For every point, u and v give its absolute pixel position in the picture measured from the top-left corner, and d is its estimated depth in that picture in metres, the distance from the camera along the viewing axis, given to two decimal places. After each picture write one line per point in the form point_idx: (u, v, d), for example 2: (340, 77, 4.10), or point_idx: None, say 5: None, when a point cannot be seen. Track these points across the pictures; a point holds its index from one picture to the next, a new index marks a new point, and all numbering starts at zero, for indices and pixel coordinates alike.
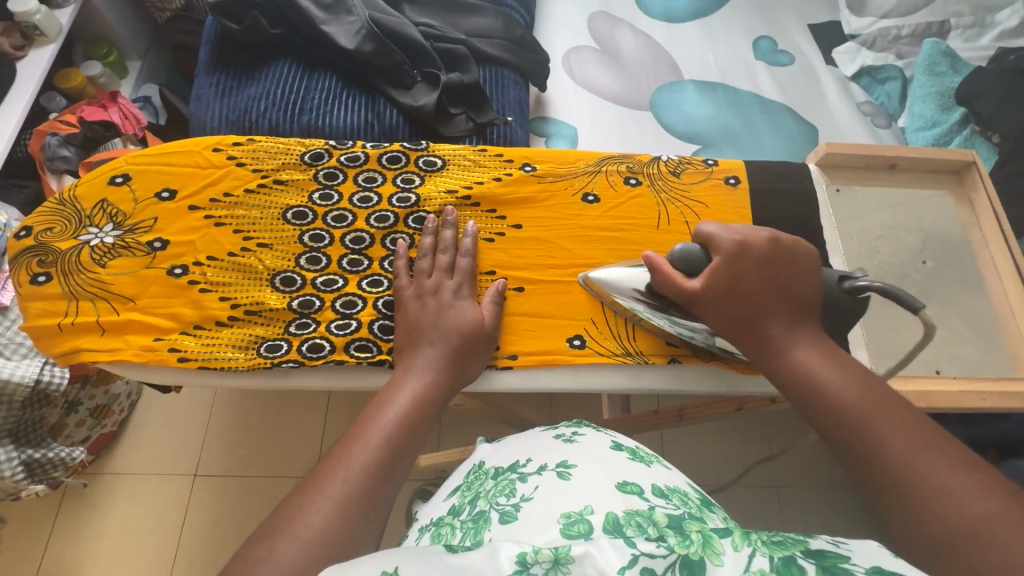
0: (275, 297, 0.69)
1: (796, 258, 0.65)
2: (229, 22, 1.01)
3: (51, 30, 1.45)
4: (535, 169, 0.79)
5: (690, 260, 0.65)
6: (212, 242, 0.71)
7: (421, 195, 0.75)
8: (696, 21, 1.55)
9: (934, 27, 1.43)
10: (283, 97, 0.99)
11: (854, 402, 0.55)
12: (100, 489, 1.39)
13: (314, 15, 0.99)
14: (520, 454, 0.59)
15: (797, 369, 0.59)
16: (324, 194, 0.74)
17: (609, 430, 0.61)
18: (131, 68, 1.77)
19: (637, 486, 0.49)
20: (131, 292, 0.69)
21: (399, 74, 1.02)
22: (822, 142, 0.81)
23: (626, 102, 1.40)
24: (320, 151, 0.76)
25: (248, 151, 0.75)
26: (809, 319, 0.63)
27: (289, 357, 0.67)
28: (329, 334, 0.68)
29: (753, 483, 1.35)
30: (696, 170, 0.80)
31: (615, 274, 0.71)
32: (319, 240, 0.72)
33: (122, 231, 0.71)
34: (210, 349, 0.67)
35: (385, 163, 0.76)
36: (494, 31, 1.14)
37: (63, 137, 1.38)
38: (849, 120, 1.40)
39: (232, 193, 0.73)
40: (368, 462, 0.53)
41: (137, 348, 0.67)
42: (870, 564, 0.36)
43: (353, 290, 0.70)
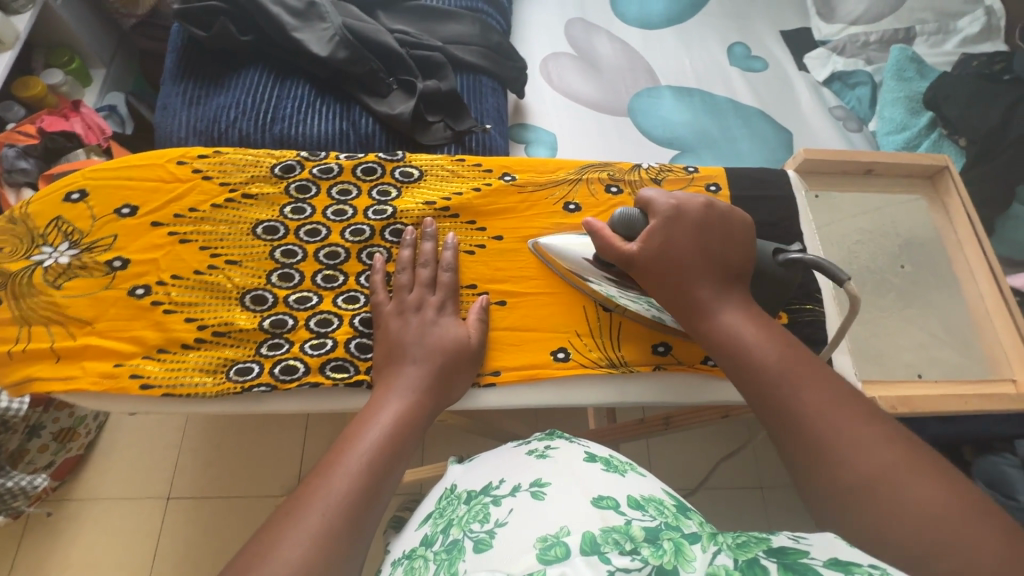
0: (245, 317, 0.66)
1: (728, 224, 0.63)
2: (195, 29, 0.98)
3: (8, 37, 1.40)
4: (515, 179, 0.77)
5: (631, 225, 0.64)
6: (177, 260, 0.68)
7: (397, 207, 0.73)
8: (671, 28, 1.57)
9: (900, 34, 1.46)
10: (252, 106, 0.96)
11: (774, 363, 0.54)
12: (65, 517, 1.33)
13: (284, 22, 0.97)
14: (491, 476, 0.58)
15: (724, 334, 0.58)
16: (296, 207, 0.71)
17: (582, 441, 0.61)
18: (95, 76, 1.71)
19: (612, 499, 0.48)
20: (90, 315, 0.65)
21: (374, 82, 1.00)
22: (801, 148, 0.82)
23: (604, 109, 1.41)
24: (292, 163, 0.73)
25: (214, 164, 0.72)
26: (737, 283, 0.61)
27: (262, 380, 0.64)
28: (304, 355, 0.66)
29: (738, 486, 1.35)
30: (677, 177, 0.80)
31: (565, 243, 0.71)
32: (292, 256, 0.69)
33: (79, 250, 0.68)
34: (176, 374, 0.64)
35: (360, 175, 0.74)
36: (470, 38, 1.13)
37: (22, 149, 1.31)
38: (822, 125, 1.42)
39: (198, 208, 0.70)
40: (348, 493, 0.50)
41: (95, 375, 0.63)
42: (827, 557, 0.38)
43: (329, 308, 0.68)
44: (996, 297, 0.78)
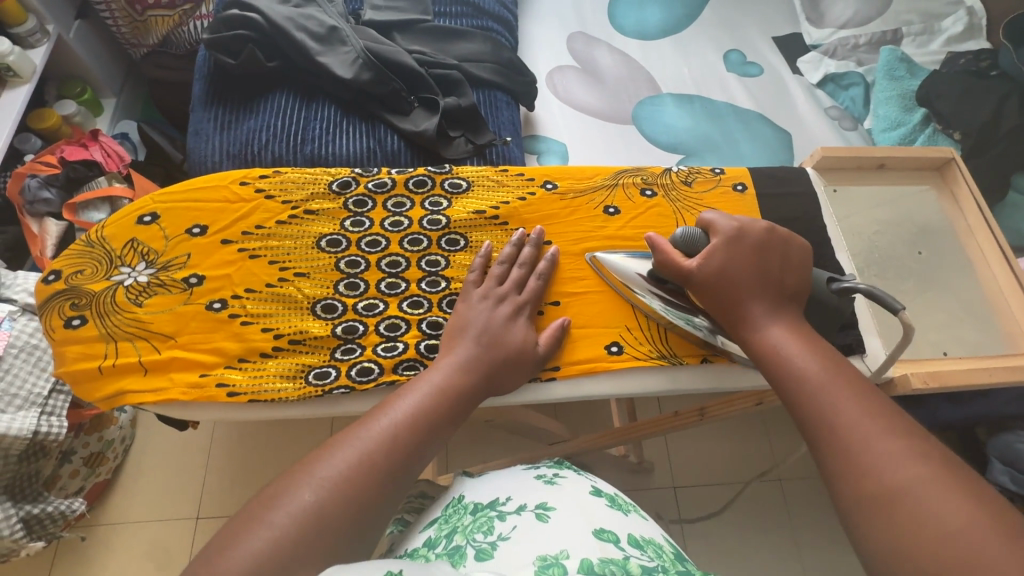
0: (319, 325, 0.69)
1: (788, 249, 0.68)
2: (223, 57, 1.01)
3: (25, 71, 1.43)
4: (556, 187, 0.81)
5: (691, 244, 0.69)
6: (249, 275, 0.71)
7: (451, 216, 0.77)
8: (669, 37, 1.63)
9: (888, 35, 1.52)
10: (283, 129, 0.99)
11: (814, 371, 0.56)
12: (96, 543, 1.33)
13: (309, 47, 1.01)
14: (499, 493, 0.66)
15: (769, 345, 0.61)
16: (355, 221, 0.75)
17: (590, 477, 0.70)
18: (106, 106, 1.75)
19: (612, 534, 0.58)
20: (171, 330, 0.68)
21: (397, 101, 1.04)
22: (818, 146, 0.86)
23: (611, 118, 1.46)
24: (348, 180, 0.76)
25: (275, 183, 0.75)
26: (789, 304, 0.65)
27: (340, 383, 0.67)
28: (377, 357, 0.68)
29: (757, 478, 1.39)
30: (706, 179, 0.84)
31: (624, 266, 0.74)
32: (356, 266, 0.73)
33: (155, 269, 0.71)
34: (259, 381, 0.67)
35: (413, 188, 0.77)
36: (484, 56, 1.18)
37: (44, 179, 1.34)
38: (818, 125, 1.49)
39: (264, 225, 0.73)
40: (374, 446, 0.53)
41: (184, 386, 0.66)
42: None
43: (396, 313, 0.71)
44: (1009, 277, 0.83)
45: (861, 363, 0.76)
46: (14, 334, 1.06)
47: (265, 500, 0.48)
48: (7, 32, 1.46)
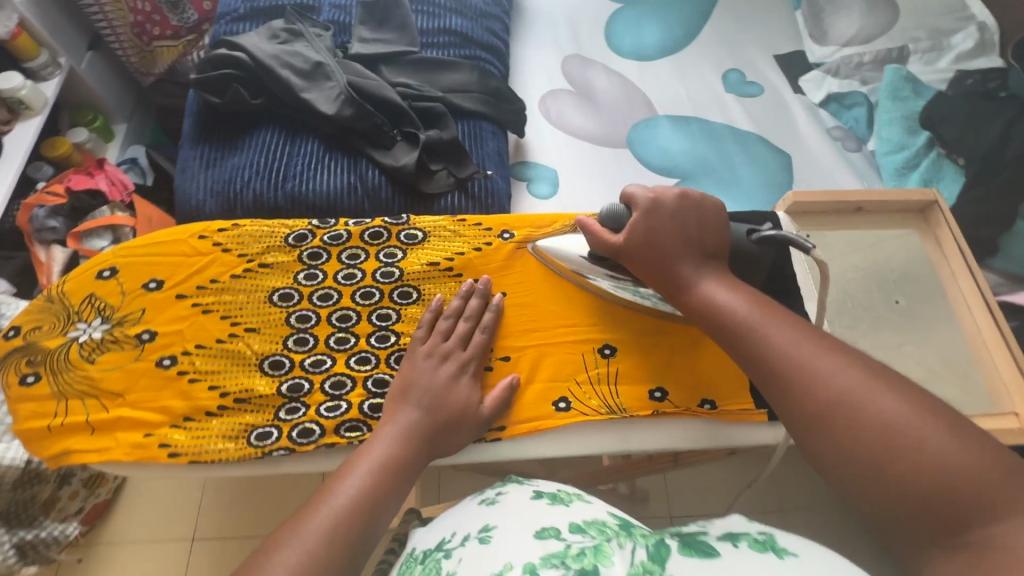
0: (264, 383, 0.70)
1: (703, 209, 0.71)
2: (210, 96, 1.04)
3: (37, 103, 1.48)
4: (513, 235, 0.81)
5: (616, 218, 0.73)
6: (200, 330, 0.72)
7: (404, 268, 0.77)
8: (666, 58, 1.61)
9: (894, 53, 1.47)
10: (266, 166, 1.01)
11: (745, 315, 0.62)
12: (94, 562, 1.36)
13: (294, 83, 1.03)
14: (445, 533, 0.66)
15: (702, 303, 0.65)
16: (309, 274, 0.75)
17: (531, 482, 0.70)
18: (117, 132, 1.81)
19: (554, 529, 0.56)
20: (120, 387, 0.69)
21: (379, 135, 1.05)
22: (788, 192, 0.85)
23: (603, 142, 1.44)
24: (304, 232, 0.77)
25: (233, 237, 0.77)
26: (713, 261, 0.68)
27: (280, 444, 0.67)
28: (319, 417, 0.69)
29: (757, 511, 1.34)
30: None
31: (567, 249, 0.78)
32: (306, 320, 0.73)
33: (110, 324, 0.72)
34: (200, 442, 0.68)
35: (368, 240, 0.78)
36: (470, 86, 1.19)
37: (50, 209, 1.40)
38: (820, 146, 1.45)
39: (218, 279, 0.75)
40: (331, 528, 0.57)
41: (127, 446, 0.67)
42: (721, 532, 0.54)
43: (342, 369, 0.71)
44: (992, 328, 0.81)
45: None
46: None
47: None
48: (22, 66, 1.52)
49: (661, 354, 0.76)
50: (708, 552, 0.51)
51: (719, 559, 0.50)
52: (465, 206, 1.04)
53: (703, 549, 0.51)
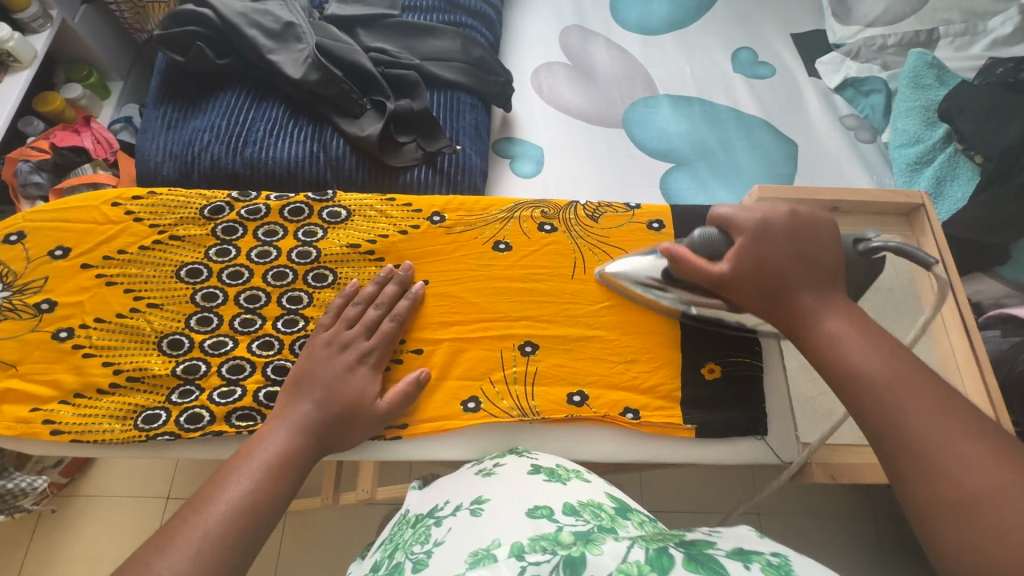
0: (160, 363, 0.69)
1: (818, 229, 0.65)
2: (174, 54, 1.00)
3: (26, 56, 1.47)
4: (444, 219, 0.79)
5: (709, 245, 0.66)
6: (101, 303, 0.72)
7: (322, 248, 0.75)
8: (672, 33, 1.51)
9: (922, 36, 1.35)
10: (226, 130, 0.97)
11: (882, 373, 0.55)
12: (72, 513, 1.43)
13: (260, 44, 0.99)
14: (438, 500, 0.66)
15: (828, 344, 0.59)
16: (221, 249, 0.74)
17: (531, 454, 0.68)
18: (113, 89, 1.80)
19: (547, 508, 0.55)
20: (13, 358, 0.69)
21: (346, 103, 1.00)
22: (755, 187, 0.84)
23: (594, 120, 1.37)
24: (221, 205, 0.76)
25: (147, 206, 0.75)
26: (832, 287, 0.62)
27: (166, 429, 0.67)
28: (211, 403, 0.68)
29: (728, 512, 1.31)
30: (617, 214, 0.80)
31: (633, 266, 0.73)
32: (212, 299, 0.72)
33: (11, 292, 0.72)
34: (85, 420, 0.67)
35: (287, 216, 0.76)
36: (452, 54, 1.12)
37: (35, 164, 1.39)
38: (831, 136, 1.35)
39: (126, 249, 0.74)
40: (206, 536, 0.55)
41: (10, 420, 0.67)
42: (732, 548, 0.46)
43: (242, 354, 0.70)
44: (967, 353, 0.77)
45: (764, 447, 0.73)
46: None
47: None
48: (13, 17, 1.51)
49: (586, 358, 0.74)
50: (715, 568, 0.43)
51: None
52: (432, 182, 0.99)
53: (709, 562, 0.44)
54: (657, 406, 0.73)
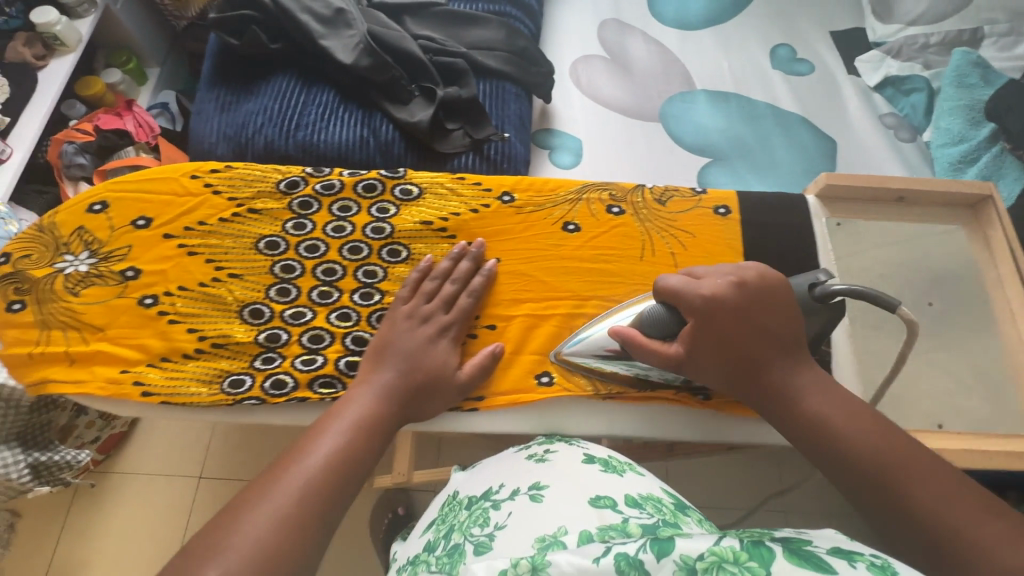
0: (243, 330, 0.71)
1: (771, 296, 0.68)
2: (228, 37, 1.02)
3: (71, 40, 1.49)
4: (513, 199, 0.81)
5: (658, 322, 0.70)
6: (184, 272, 0.73)
7: (396, 225, 0.77)
8: (710, 28, 1.51)
9: (965, 35, 1.34)
10: (278, 113, 0.98)
11: (875, 454, 0.59)
12: (107, 489, 1.46)
13: (312, 29, 1.00)
14: (492, 481, 0.67)
15: (815, 421, 0.63)
16: (298, 223, 0.76)
17: (582, 443, 0.70)
18: (150, 75, 1.83)
19: (610, 499, 0.57)
20: (101, 322, 0.71)
21: (397, 89, 1.01)
22: (824, 174, 0.84)
23: (633, 114, 1.37)
24: (296, 180, 0.78)
25: (224, 179, 0.78)
26: (796, 356, 0.67)
27: (252, 394, 0.69)
28: (295, 370, 0.70)
29: (755, 504, 1.32)
30: (683, 199, 0.82)
31: (584, 343, 0.73)
32: (290, 271, 0.74)
33: (98, 259, 0.74)
34: (175, 383, 0.69)
35: (360, 192, 0.78)
36: (497, 43, 1.13)
37: (80, 146, 1.41)
38: (870, 134, 1.35)
39: (206, 221, 0.76)
40: (302, 489, 0.56)
41: (102, 381, 0.69)
42: (830, 545, 0.44)
43: (322, 324, 0.72)
44: None
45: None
46: None
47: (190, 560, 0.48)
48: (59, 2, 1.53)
49: None
50: (821, 565, 0.41)
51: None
52: (478, 169, 1.00)
53: (812, 557, 0.42)
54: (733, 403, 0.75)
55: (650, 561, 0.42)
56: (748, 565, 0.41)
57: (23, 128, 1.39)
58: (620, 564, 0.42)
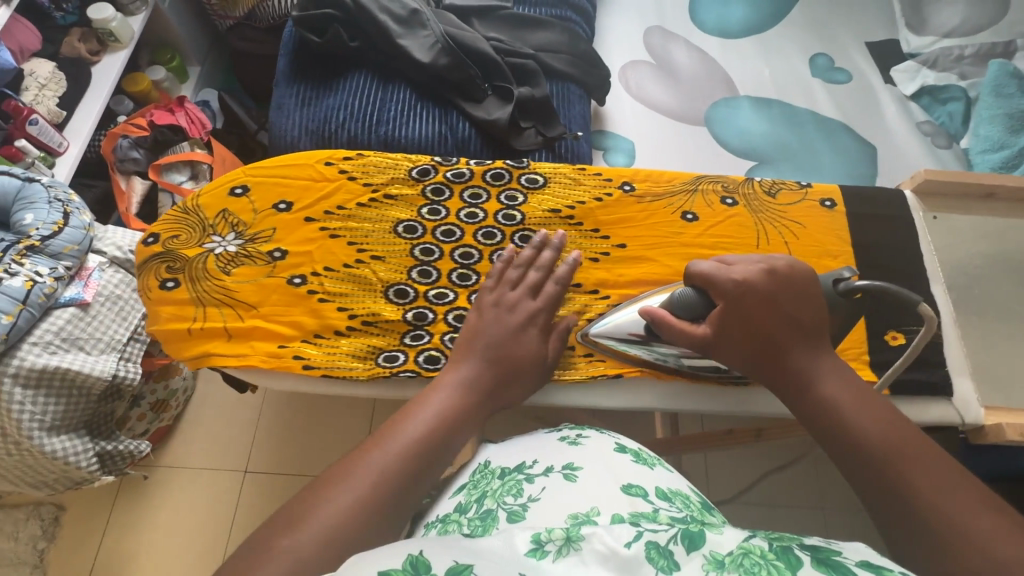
0: (391, 308, 0.75)
1: (799, 287, 0.67)
2: (310, 34, 1.04)
3: (125, 37, 1.49)
4: (633, 188, 0.83)
5: (687, 305, 0.71)
6: (329, 253, 0.77)
7: (526, 212, 0.81)
8: (751, 37, 1.56)
9: (998, 48, 1.40)
10: (360, 109, 1.01)
11: (881, 441, 0.56)
12: (155, 483, 1.46)
13: (391, 29, 1.02)
14: (526, 457, 0.64)
15: (826, 405, 0.60)
16: (432, 209, 0.80)
17: (613, 433, 0.66)
18: (191, 73, 1.84)
19: (641, 488, 0.53)
20: (255, 300, 0.75)
21: (472, 88, 1.04)
22: (923, 171, 0.85)
23: (682, 118, 1.41)
24: (427, 168, 0.82)
25: (359, 166, 0.82)
26: (819, 346, 0.64)
27: (407, 369, 0.72)
28: (444, 347, 0.73)
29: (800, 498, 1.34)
30: (791, 192, 0.83)
31: (611, 324, 0.75)
32: (430, 254, 0.78)
33: (244, 240, 0.78)
34: (332, 357, 0.72)
35: (490, 180, 0.82)
36: (560, 46, 1.17)
37: (134, 140, 1.44)
38: (908, 139, 1.40)
39: (345, 206, 0.80)
40: (389, 463, 0.55)
41: (264, 354, 0.72)
42: (860, 557, 0.40)
43: (464, 304, 0.75)
44: None
45: (950, 409, 0.74)
46: (102, 284, 1.09)
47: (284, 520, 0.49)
48: None
49: None
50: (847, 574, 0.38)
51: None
52: None
53: (839, 566, 0.39)
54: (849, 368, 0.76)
55: (680, 554, 0.40)
56: (775, 564, 0.39)
57: (78, 122, 1.40)
58: (649, 552, 0.39)
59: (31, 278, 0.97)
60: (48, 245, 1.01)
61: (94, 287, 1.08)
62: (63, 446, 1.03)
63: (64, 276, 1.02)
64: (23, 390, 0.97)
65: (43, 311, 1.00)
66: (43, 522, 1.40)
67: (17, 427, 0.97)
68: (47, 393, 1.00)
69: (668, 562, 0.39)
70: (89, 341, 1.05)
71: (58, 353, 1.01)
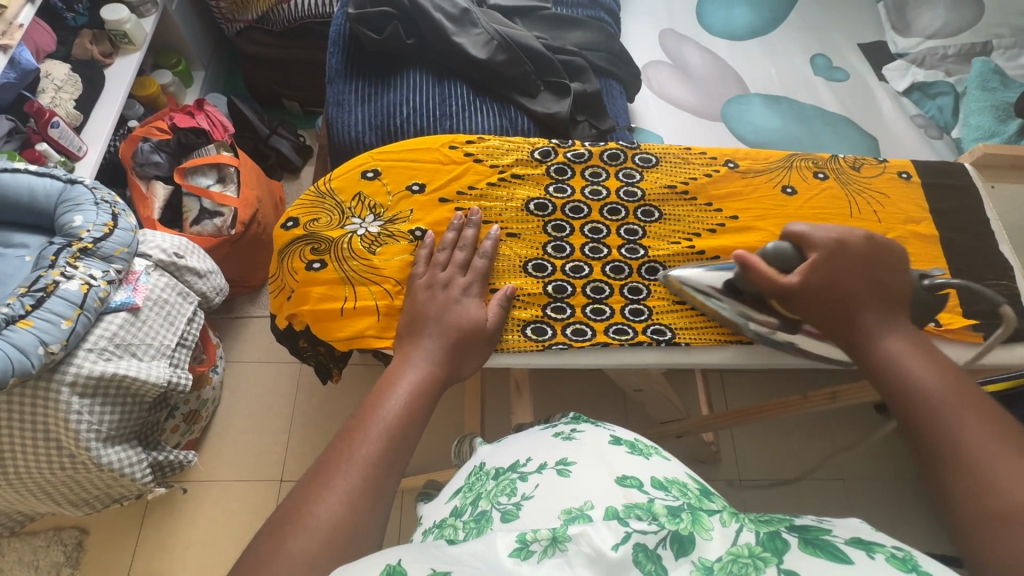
0: (531, 282, 0.78)
1: (888, 258, 0.68)
2: (368, 32, 1.05)
3: (138, 39, 1.44)
4: (738, 165, 0.88)
5: (781, 256, 0.69)
6: None
7: (644, 188, 0.85)
8: (755, 39, 1.65)
9: (978, 47, 1.53)
10: (425, 104, 1.03)
11: (938, 392, 0.54)
12: (185, 498, 1.38)
13: (445, 27, 1.04)
14: (519, 454, 0.57)
15: (885, 359, 0.60)
16: (558, 186, 0.84)
17: (608, 425, 0.60)
18: (196, 78, 1.79)
19: (635, 479, 0.48)
20: (399, 277, 0.77)
21: (526, 83, 1.07)
22: (980, 146, 0.94)
23: (703, 114, 1.49)
24: (548, 150, 0.87)
25: (482, 149, 0.86)
26: (894, 311, 0.64)
27: (557, 340, 0.75)
28: (588, 320, 0.76)
29: (844, 473, 1.36)
30: (872, 166, 0.90)
31: (695, 272, 0.77)
32: (561, 230, 0.81)
33: (383, 222, 0.81)
34: None
35: (607, 160, 0.86)
36: (598, 44, 1.21)
37: (155, 144, 1.41)
38: (905, 131, 1.52)
39: (475, 185, 0.84)
40: (378, 443, 0.53)
41: None
42: (849, 535, 0.37)
43: (600, 277, 0.79)
44: None
45: None
46: (150, 287, 1.06)
47: (293, 510, 0.46)
48: None
49: None
50: (837, 555, 0.35)
51: (852, 567, 0.34)
52: None
53: (830, 547, 0.36)
54: (946, 315, 0.79)
55: (668, 559, 0.36)
56: (762, 557, 0.36)
57: (96, 127, 1.34)
58: (635, 555, 0.36)
59: (87, 281, 0.92)
60: (100, 247, 0.96)
61: (143, 291, 1.04)
62: (119, 457, 1.00)
63: (116, 280, 0.98)
64: (80, 399, 0.93)
65: (96, 316, 0.96)
66: (66, 548, 1.32)
67: (74, 438, 0.93)
68: (103, 401, 0.96)
69: (655, 568, 0.36)
70: (143, 348, 1.02)
71: (112, 359, 0.96)
